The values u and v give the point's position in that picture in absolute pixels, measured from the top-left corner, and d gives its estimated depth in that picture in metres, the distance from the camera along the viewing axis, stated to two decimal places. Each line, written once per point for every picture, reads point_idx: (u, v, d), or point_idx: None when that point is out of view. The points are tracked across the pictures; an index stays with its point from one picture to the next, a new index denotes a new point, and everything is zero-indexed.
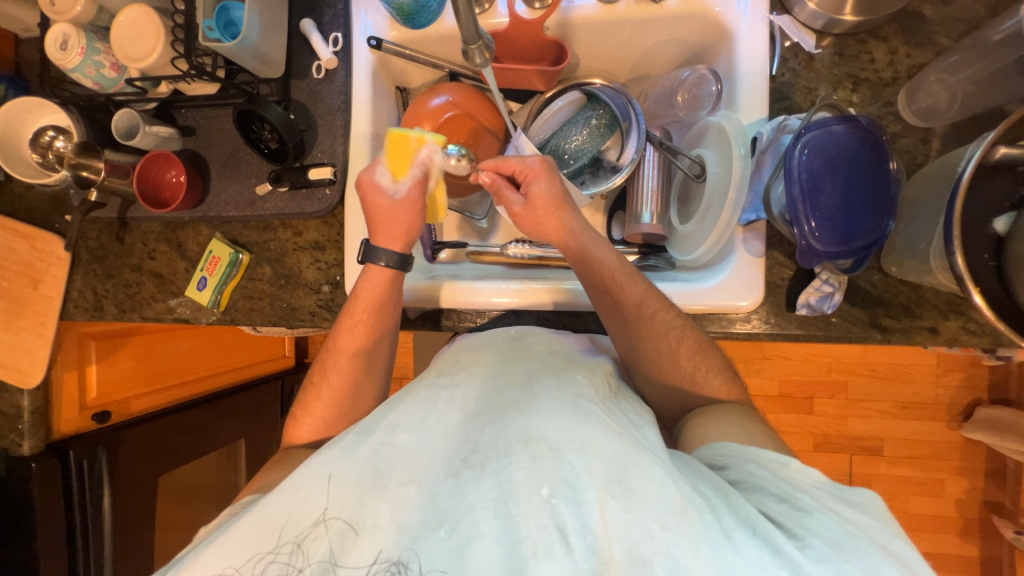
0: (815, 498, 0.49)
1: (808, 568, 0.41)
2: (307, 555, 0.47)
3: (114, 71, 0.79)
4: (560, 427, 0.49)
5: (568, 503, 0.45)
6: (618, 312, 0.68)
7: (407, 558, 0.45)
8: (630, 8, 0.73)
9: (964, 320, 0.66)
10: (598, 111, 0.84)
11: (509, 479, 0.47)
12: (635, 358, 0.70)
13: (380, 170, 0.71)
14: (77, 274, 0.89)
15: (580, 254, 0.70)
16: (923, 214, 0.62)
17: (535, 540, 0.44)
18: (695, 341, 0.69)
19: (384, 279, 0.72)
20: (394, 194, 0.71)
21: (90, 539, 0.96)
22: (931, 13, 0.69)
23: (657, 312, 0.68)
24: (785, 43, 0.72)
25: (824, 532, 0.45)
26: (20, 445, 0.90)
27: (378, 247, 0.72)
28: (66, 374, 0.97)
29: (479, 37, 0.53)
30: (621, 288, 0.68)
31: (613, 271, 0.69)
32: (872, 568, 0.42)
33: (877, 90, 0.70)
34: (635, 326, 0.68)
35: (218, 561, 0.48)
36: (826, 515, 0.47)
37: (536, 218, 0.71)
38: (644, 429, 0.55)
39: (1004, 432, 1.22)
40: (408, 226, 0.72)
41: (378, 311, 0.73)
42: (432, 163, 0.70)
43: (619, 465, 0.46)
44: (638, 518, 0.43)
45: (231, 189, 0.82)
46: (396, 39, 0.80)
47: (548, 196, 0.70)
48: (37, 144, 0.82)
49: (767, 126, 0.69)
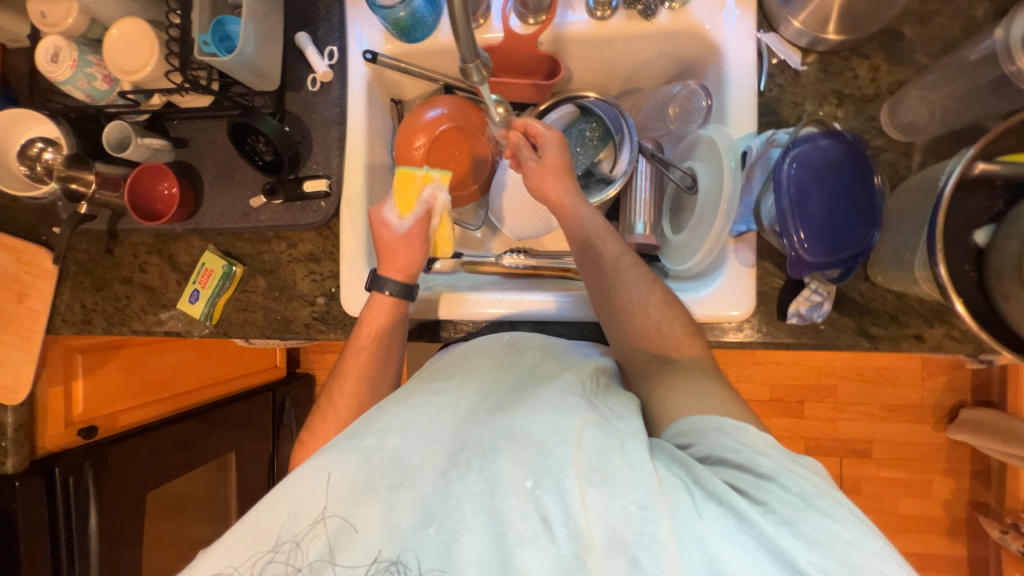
0: (775, 459, 0.47)
1: (772, 535, 0.41)
2: (306, 555, 0.47)
3: (106, 83, 0.78)
4: (542, 421, 0.49)
5: (552, 493, 0.44)
6: (597, 267, 0.70)
7: (405, 557, 0.45)
8: (622, 24, 0.75)
9: (948, 328, 0.68)
10: (591, 124, 0.86)
11: (494, 474, 0.46)
12: (612, 307, 0.69)
13: (388, 208, 0.76)
14: (65, 288, 0.87)
15: (566, 209, 0.73)
16: (907, 226, 0.64)
17: (519, 529, 0.43)
18: (663, 295, 0.68)
19: (386, 307, 0.73)
20: (400, 228, 0.75)
21: (76, 561, 0.93)
22: (910, 32, 0.72)
23: (631, 266, 0.70)
24: (772, 60, 0.74)
25: (786, 495, 0.44)
26: (3, 463, 0.87)
27: (385, 277, 0.73)
28: (51, 389, 0.95)
29: (477, 55, 0.54)
30: (601, 241, 0.71)
31: (596, 229, 0.72)
32: (830, 527, 0.41)
33: (860, 106, 0.72)
34: (612, 281, 0.69)
35: (218, 561, 0.48)
36: (789, 477, 0.45)
37: (538, 177, 0.74)
38: (628, 418, 0.53)
39: (988, 434, 1.25)
40: (411, 258, 0.75)
41: (384, 341, 0.73)
42: (435, 200, 0.76)
43: (598, 453, 0.47)
44: (618, 502, 0.43)
45: (225, 201, 0.82)
46: (391, 53, 0.81)
47: (559, 160, 0.74)
48: (26, 155, 0.81)
49: (757, 140, 0.71)
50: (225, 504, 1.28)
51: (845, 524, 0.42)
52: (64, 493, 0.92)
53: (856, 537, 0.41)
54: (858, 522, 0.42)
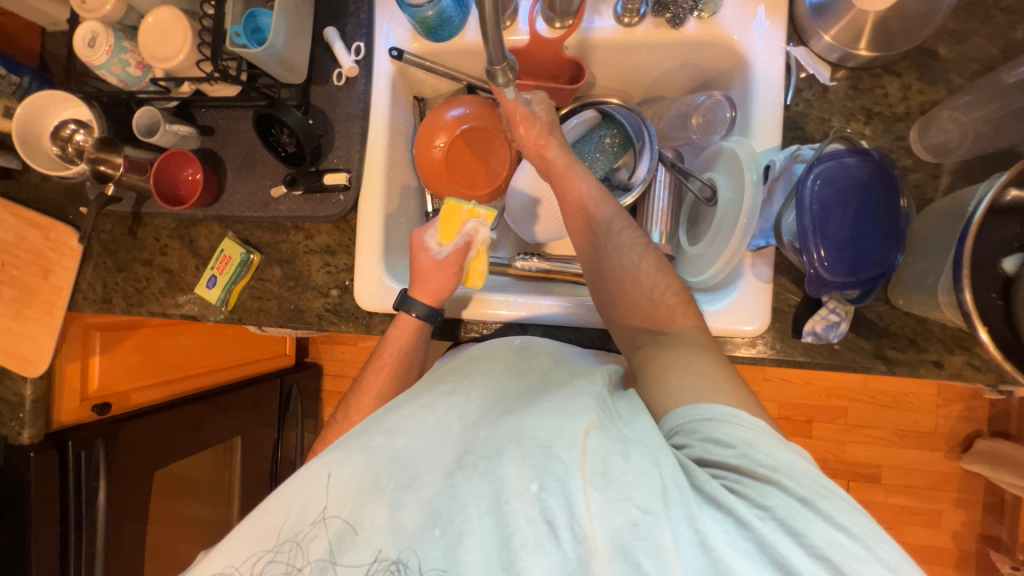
0: (769, 452, 0.47)
1: (769, 537, 0.42)
2: (307, 555, 0.47)
3: (140, 69, 0.80)
4: (548, 424, 0.49)
5: (557, 496, 0.44)
6: (590, 231, 0.71)
7: (406, 557, 0.45)
8: (649, 31, 0.74)
9: (969, 355, 0.66)
10: (612, 131, 0.85)
11: (501, 476, 0.46)
12: (603, 273, 0.68)
13: (430, 234, 0.76)
14: (88, 267, 0.89)
15: (562, 171, 0.73)
16: (932, 249, 0.62)
17: (524, 533, 0.43)
18: (656, 260, 0.68)
19: (410, 328, 0.75)
20: (437, 254, 0.75)
21: (83, 534, 0.94)
22: (945, 51, 0.70)
23: (625, 229, 0.69)
24: (801, 74, 0.73)
25: (783, 497, 0.44)
26: (20, 433, 0.90)
27: (415, 300, 0.75)
28: (68, 364, 0.98)
29: (504, 59, 0.54)
30: (594, 204, 0.71)
31: (589, 193, 0.72)
32: (827, 532, 0.42)
33: (889, 124, 0.71)
34: (604, 244, 0.69)
35: (220, 561, 0.49)
36: (785, 474, 0.45)
37: (528, 133, 0.74)
38: (636, 423, 0.52)
39: (1003, 466, 1.22)
40: (443, 285, 0.75)
41: (404, 358, 0.75)
42: (476, 235, 0.75)
43: (601, 456, 0.46)
44: (622, 506, 0.43)
45: (246, 189, 0.83)
46: (417, 51, 0.82)
47: (546, 116, 0.74)
48: (58, 136, 0.84)
49: (780, 155, 0.70)
50: (229, 489, 1.28)
51: (847, 527, 0.42)
52: (75, 466, 0.93)
53: (856, 542, 0.41)
54: (860, 524, 0.43)
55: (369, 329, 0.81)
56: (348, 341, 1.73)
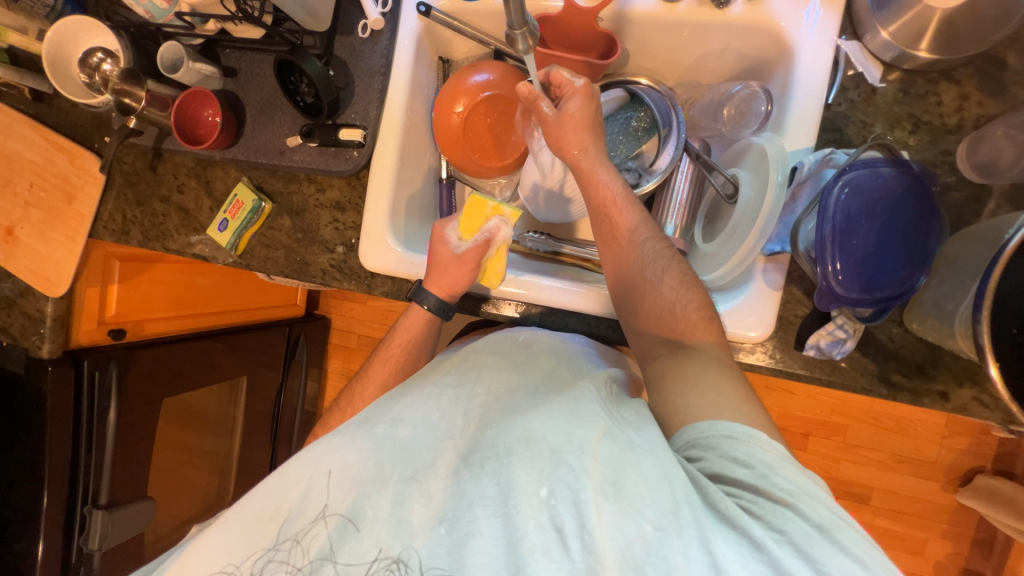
0: (789, 479, 0.47)
1: (785, 562, 0.42)
2: (307, 552, 0.49)
3: (166, 2, 0.78)
4: (559, 429, 0.50)
5: (568, 504, 0.45)
6: (614, 239, 0.69)
7: (407, 556, 0.46)
8: (691, 9, 0.70)
9: (978, 391, 0.63)
10: (639, 113, 0.82)
11: (510, 478, 0.47)
12: (624, 282, 0.67)
13: (451, 226, 0.76)
14: (109, 197, 0.92)
15: (587, 169, 0.70)
16: (959, 276, 0.59)
17: (532, 538, 0.44)
18: (681, 272, 0.65)
19: (420, 319, 0.77)
20: (456, 249, 0.74)
21: (93, 451, 0.97)
22: (1014, 61, 0.64)
23: (649, 240, 0.67)
24: (849, 71, 0.68)
25: (799, 525, 0.44)
26: (40, 347, 0.95)
27: (428, 291, 0.76)
28: (89, 289, 1.02)
29: (524, 23, 0.51)
30: (615, 214, 0.68)
31: (614, 197, 0.69)
32: (842, 562, 0.42)
33: (937, 136, 0.66)
34: (627, 253, 0.68)
35: (222, 558, 0.51)
36: (803, 502, 0.46)
37: (555, 134, 0.71)
38: (644, 430, 0.52)
39: (1000, 504, 1.19)
40: (457, 280, 0.75)
41: (412, 348, 0.79)
42: (497, 232, 0.75)
43: (613, 466, 0.47)
44: (632, 519, 0.44)
45: (264, 135, 0.83)
46: (446, 9, 0.79)
47: (581, 115, 0.70)
48: (86, 64, 0.84)
49: (811, 157, 0.66)
50: (232, 426, 1.33)
51: (861, 559, 0.43)
52: (89, 386, 0.97)
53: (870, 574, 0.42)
54: (872, 555, 0.44)
55: (370, 290, 0.82)
56: (358, 300, 1.76)
